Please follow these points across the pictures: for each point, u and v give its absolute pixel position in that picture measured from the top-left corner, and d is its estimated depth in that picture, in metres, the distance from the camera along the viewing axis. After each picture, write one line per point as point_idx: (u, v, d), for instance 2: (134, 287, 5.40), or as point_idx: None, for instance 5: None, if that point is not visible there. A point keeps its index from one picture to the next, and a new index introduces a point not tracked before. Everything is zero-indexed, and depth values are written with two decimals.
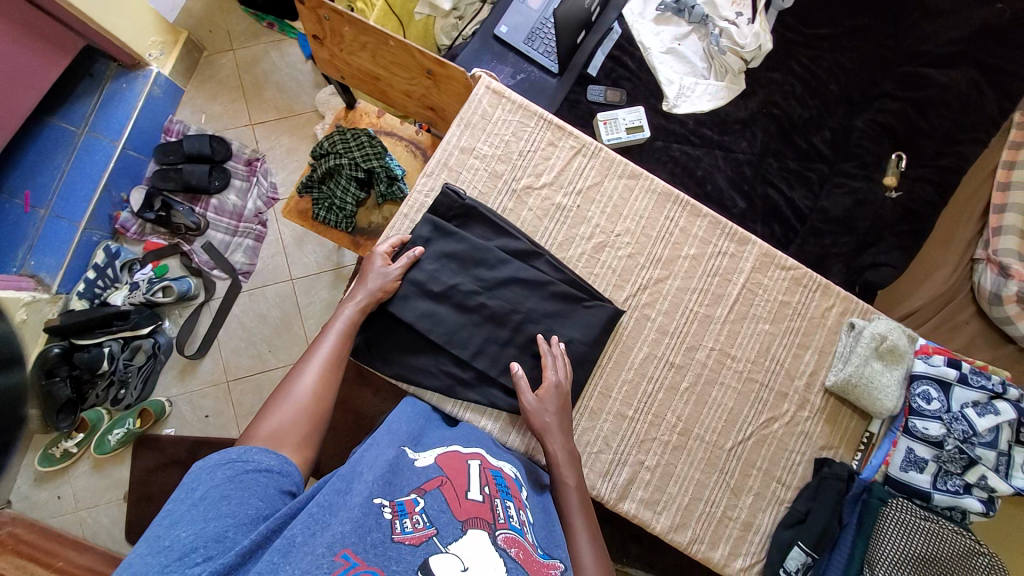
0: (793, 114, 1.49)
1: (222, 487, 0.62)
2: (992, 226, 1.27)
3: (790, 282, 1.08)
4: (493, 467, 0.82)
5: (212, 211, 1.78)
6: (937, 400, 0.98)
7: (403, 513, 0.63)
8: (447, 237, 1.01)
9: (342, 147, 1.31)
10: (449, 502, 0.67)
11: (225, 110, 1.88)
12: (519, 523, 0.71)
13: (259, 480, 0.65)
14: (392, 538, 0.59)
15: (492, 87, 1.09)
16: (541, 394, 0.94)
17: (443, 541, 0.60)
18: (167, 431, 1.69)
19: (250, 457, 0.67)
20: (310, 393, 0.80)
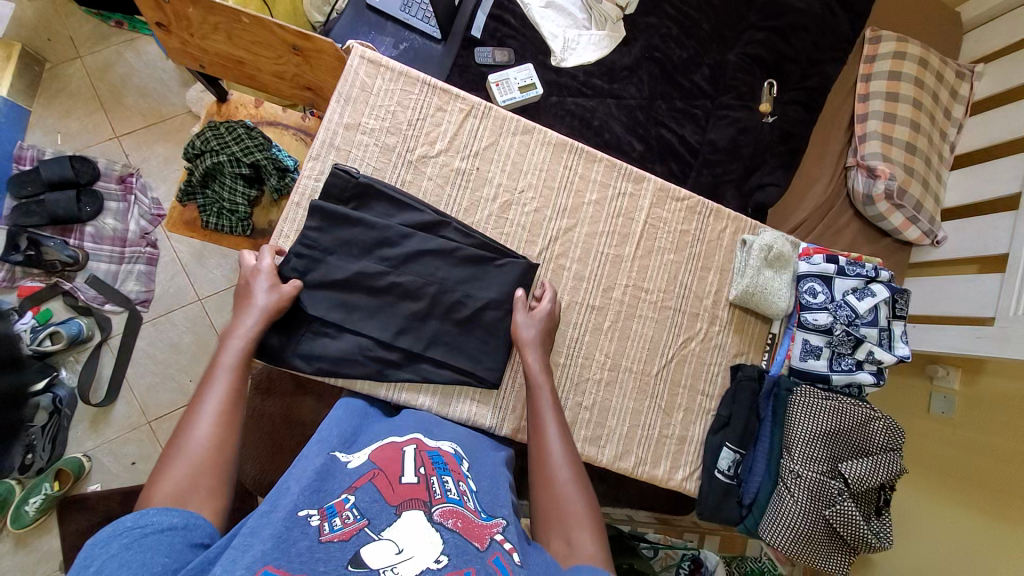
0: (673, 56, 1.53)
1: (118, 556, 0.55)
2: (859, 134, 1.44)
3: (686, 211, 1.16)
4: (431, 447, 0.82)
5: (88, 240, 1.59)
6: (821, 293, 1.11)
7: (332, 513, 0.62)
8: (346, 221, 0.97)
9: (216, 143, 1.19)
10: (382, 491, 0.66)
11: (82, 126, 1.66)
12: (459, 494, 0.71)
13: (162, 540, 0.58)
14: (321, 539, 0.57)
15: (367, 57, 1.04)
16: (535, 321, 1.00)
17: (376, 529, 0.60)
18: (92, 488, 1.54)
19: (149, 520, 0.60)
20: (207, 442, 0.73)
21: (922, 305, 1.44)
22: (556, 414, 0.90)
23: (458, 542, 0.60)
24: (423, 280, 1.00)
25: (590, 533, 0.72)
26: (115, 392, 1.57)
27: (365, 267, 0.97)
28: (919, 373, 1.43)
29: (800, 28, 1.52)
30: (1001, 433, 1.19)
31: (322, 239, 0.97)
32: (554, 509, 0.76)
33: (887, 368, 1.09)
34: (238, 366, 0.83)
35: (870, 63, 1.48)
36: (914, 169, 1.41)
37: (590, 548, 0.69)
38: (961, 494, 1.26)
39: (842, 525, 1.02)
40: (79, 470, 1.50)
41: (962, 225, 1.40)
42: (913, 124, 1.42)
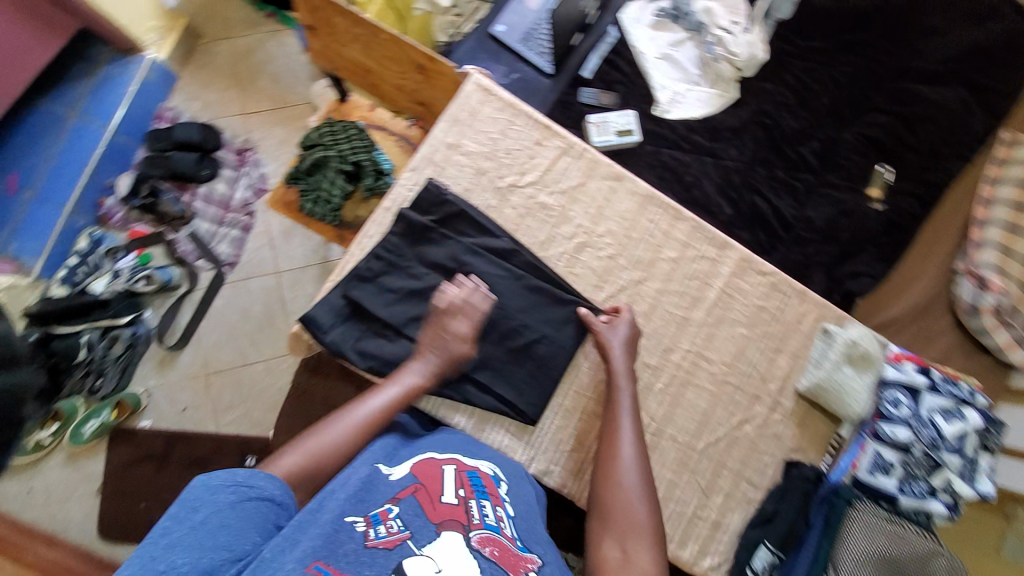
0: (782, 124, 1.46)
1: (223, 516, 0.65)
2: (975, 239, 1.31)
3: (768, 288, 1.10)
4: (470, 467, 0.81)
5: (199, 200, 1.78)
6: (905, 405, 1.01)
7: (376, 521, 0.69)
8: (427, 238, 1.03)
9: (330, 138, 1.31)
10: (423, 507, 0.71)
11: (217, 98, 1.87)
12: (496, 519, 0.74)
13: (260, 508, 0.68)
14: (366, 544, 0.66)
15: (481, 85, 1.09)
16: (625, 335, 1.00)
17: (417, 544, 0.67)
18: (143, 424, 1.68)
19: (255, 481, 0.70)
20: (338, 445, 0.82)
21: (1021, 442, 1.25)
22: (635, 424, 0.92)
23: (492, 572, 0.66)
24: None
25: (650, 552, 0.78)
26: (185, 340, 1.72)
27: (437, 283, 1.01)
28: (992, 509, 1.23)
29: (928, 119, 1.44)
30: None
31: (401, 247, 1.02)
32: (619, 514, 0.82)
33: (965, 503, 0.99)
34: (402, 399, 0.90)
35: (1002, 166, 1.34)
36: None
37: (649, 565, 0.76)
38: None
39: None
40: (137, 405, 1.65)
41: None
42: None
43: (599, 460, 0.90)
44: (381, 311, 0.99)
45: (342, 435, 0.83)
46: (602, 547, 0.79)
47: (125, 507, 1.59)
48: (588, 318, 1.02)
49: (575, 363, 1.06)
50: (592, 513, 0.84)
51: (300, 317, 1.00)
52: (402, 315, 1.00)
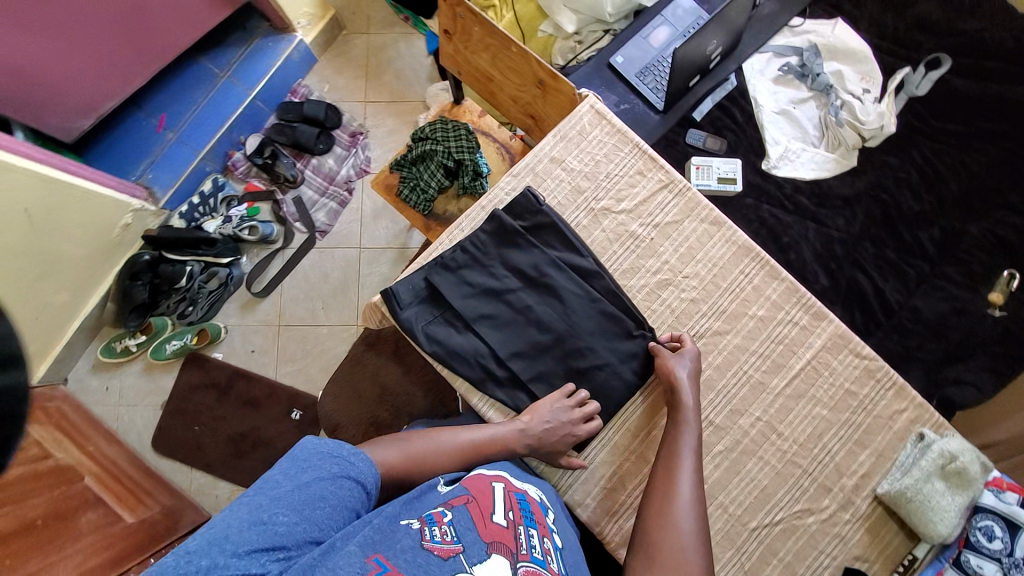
0: (902, 204, 1.36)
1: (324, 486, 0.69)
2: None
3: (862, 372, 1.00)
4: (518, 491, 0.84)
5: (309, 169, 1.94)
6: (1000, 540, 0.88)
7: (432, 523, 0.70)
8: (513, 242, 1.04)
9: (441, 135, 1.38)
10: (475, 521, 0.71)
11: (345, 84, 2.04)
12: (542, 553, 0.73)
13: (352, 489, 0.71)
14: (422, 545, 0.66)
15: (596, 108, 1.09)
16: (691, 375, 0.96)
17: (468, 561, 0.65)
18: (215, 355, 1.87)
19: (356, 460, 0.74)
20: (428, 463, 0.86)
21: None
22: (696, 469, 0.88)
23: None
24: (556, 317, 1.01)
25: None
26: (270, 289, 1.88)
27: (514, 287, 1.02)
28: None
29: None
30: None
31: (487, 245, 1.04)
32: (666, 557, 0.78)
33: None
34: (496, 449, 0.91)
35: None
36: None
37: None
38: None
39: None
40: (215, 336, 1.83)
41: None
42: None
43: (651, 494, 0.86)
44: (456, 301, 1.02)
45: (437, 453, 0.88)
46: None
47: (180, 427, 1.80)
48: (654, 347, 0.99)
49: (635, 398, 1.02)
50: (636, 548, 0.81)
51: (382, 288, 1.05)
52: (475, 309, 1.02)
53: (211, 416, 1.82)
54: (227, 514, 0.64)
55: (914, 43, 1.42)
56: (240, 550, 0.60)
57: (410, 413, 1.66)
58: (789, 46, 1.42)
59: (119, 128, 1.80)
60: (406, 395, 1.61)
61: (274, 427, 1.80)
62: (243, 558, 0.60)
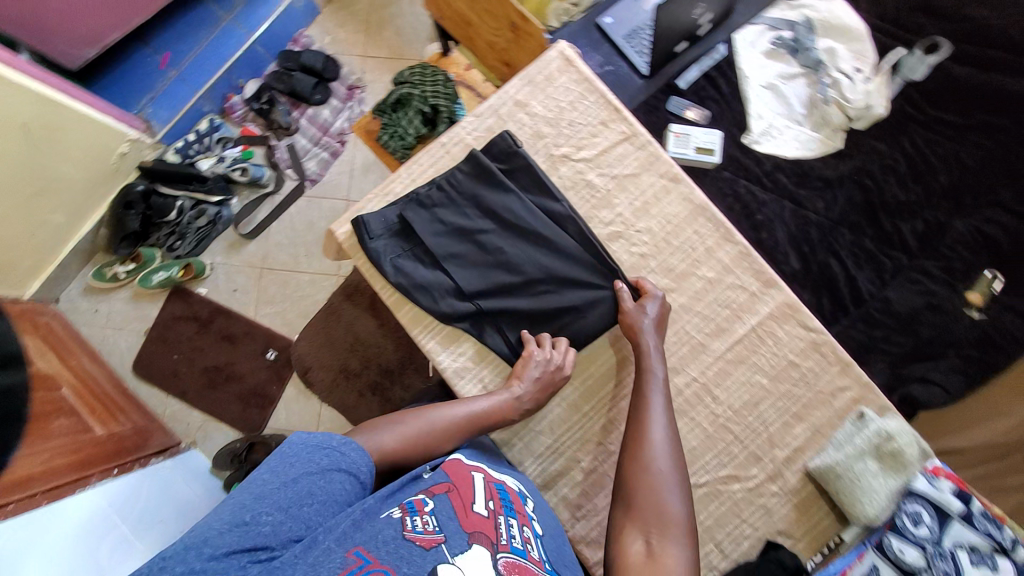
0: (886, 192, 1.32)
1: (311, 481, 0.69)
2: None
3: (806, 345, 0.97)
4: (498, 479, 0.84)
5: (304, 119, 1.95)
6: (926, 526, 0.84)
7: (413, 511, 0.71)
8: (491, 182, 1.02)
9: (418, 79, 1.37)
10: (456, 510, 0.73)
11: (347, 37, 2.04)
12: (522, 543, 0.74)
13: (342, 480, 0.72)
14: (404, 534, 0.67)
15: (565, 54, 1.08)
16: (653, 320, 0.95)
17: (450, 552, 0.67)
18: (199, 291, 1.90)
19: (347, 450, 0.74)
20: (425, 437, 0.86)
21: None
22: (666, 413, 0.87)
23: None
24: (525, 259, 1.00)
25: (675, 547, 0.74)
26: (257, 232, 1.90)
27: (485, 228, 1.01)
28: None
29: None
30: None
31: (464, 184, 1.02)
32: (645, 504, 0.78)
33: None
34: (490, 412, 0.92)
35: None
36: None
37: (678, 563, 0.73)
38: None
39: None
40: (200, 272, 1.84)
41: None
42: None
43: (626, 445, 0.85)
44: (428, 239, 1.01)
45: (433, 429, 0.87)
46: (624, 540, 0.77)
47: (159, 354, 1.84)
48: (624, 295, 0.97)
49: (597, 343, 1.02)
50: (617, 499, 0.81)
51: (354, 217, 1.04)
52: (444, 247, 1.01)
53: (190, 347, 1.85)
54: (214, 515, 0.65)
55: (915, 27, 1.37)
56: (218, 554, 0.61)
57: (380, 364, 1.73)
58: (784, 19, 1.38)
59: (125, 63, 1.84)
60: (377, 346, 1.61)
61: (247, 364, 1.82)
62: (221, 561, 0.60)
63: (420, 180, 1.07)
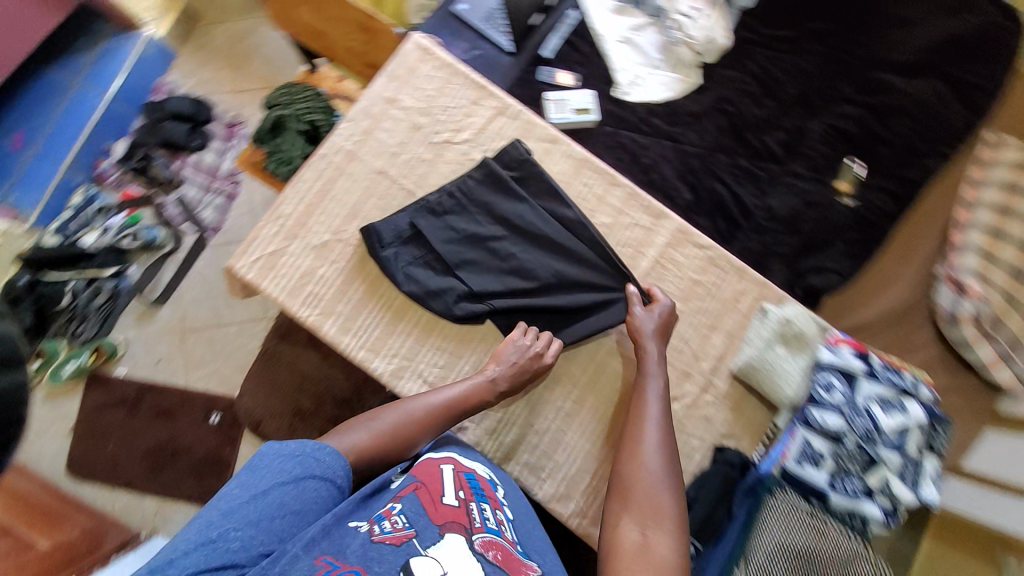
0: (746, 113, 1.46)
1: (282, 492, 0.67)
2: (958, 242, 1.30)
3: (704, 262, 1.06)
4: (467, 468, 0.82)
5: (189, 169, 1.85)
6: (839, 391, 0.89)
7: (380, 518, 0.69)
8: (502, 190, 1.03)
9: (287, 99, 1.33)
10: (425, 505, 0.71)
11: (212, 76, 1.95)
12: (496, 523, 0.75)
13: (316, 488, 0.70)
14: (372, 539, 0.65)
15: (422, 45, 1.10)
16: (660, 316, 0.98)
17: (423, 543, 0.66)
18: (119, 371, 1.75)
19: (321, 455, 0.73)
20: (399, 432, 0.85)
21: (996, 465, 1.16)
22: (663, 419, 0.89)
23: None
24: (537, 264, 1.00)
25: (666, 538, 0.76)
26: (166, 295, 1.78)
27: (499, 235, 1.02)
28: (982, 555, 1.13)
29: (898, 112, 1.43)
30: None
31: (477, 191, 1.02)
32: (641, 497, 0.81)
33: (904, 508, 0.87)
34: (464, 401, 0.91)
35: (977, 187, 1.34)
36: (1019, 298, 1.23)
37: (667, 550, 0.75)
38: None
39: None
40: (113, 353, 1.72)
41: None
42: None
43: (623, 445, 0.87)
44: (440, 246, 1.00)
45: (407, 423, 0.86)
46: (620, 527, 0.79)
47: (92, 449, 1.68)
48: (636, 299, 0.98)
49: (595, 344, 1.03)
50: (611, 493, 0.83)
51: (363, 226, 1.01)
52: (455, 254, 1.00)
53: (124, 433, 1.69)
54: (179, 536, 0.62)
55: None
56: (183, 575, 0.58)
57: (334, 395, 1.61)
58: None
59: None
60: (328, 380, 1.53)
61: (192, 432, 1.69)
62: None
63: (311, 198, 1.02)
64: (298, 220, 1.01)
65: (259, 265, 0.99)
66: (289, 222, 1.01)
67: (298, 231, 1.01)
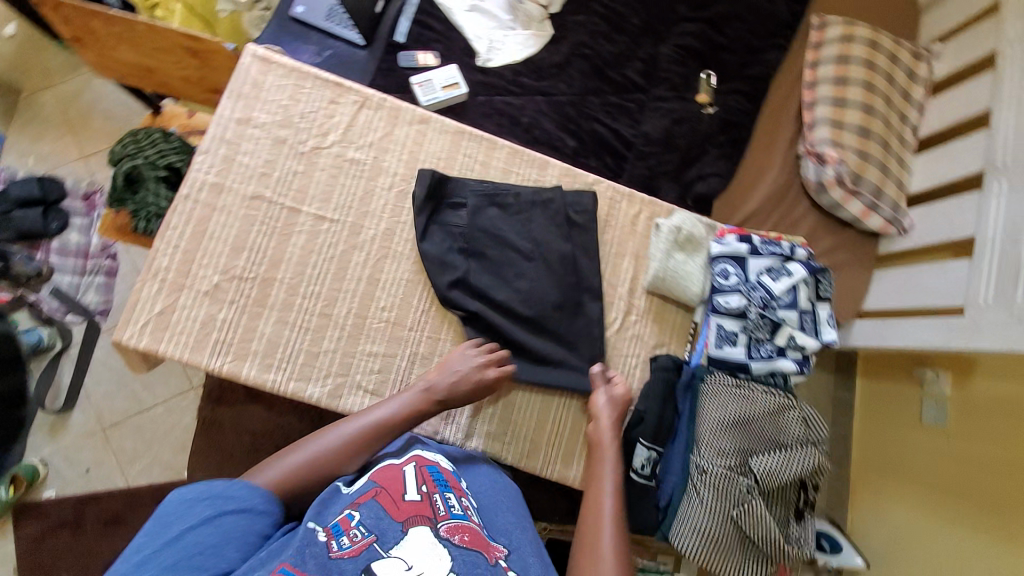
0: (602, 51, 1.54)
1: (194, 532, 0.66)
2: (807, 121, 1.42)
3: (595, 197, 1.12)
4: (430, 461, 0.81)
5: (53, 254, 1.53)
6: (734, 274, 1.02)
7: (338, 532, 0.68)
8: (539, 201, 1.08)
9: (134, 147, 1.22)
10: (386, 508, 0.70)
11: (52, 148, 1.74)
12: (463, 510, 0.75)
13: (233, 522, 0.69)
14: (331, 556, 0.64)
15: (259, 55, 1.05)
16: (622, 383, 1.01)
17: (384, 546, 0.66)
18: (49, 494, 1.54)
19: (233, 492, 0.71)
20: (326, 459, 0.81)
21: (886, 298, 1.37)
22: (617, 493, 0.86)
23: (467, 559, 0.67)
24: (535, 276, 1.04)
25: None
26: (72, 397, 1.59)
27: (518, 238, 1.05)
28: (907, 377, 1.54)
29: (732, 19, 1.57)
30: (1004, 444, 1.26)
31: (523, 193, 1.07)
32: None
33: (813, 354, 1.00)
34: (398, 420, 0.87)
35: (814, 68, 1.46)
36: (868, 155, 1.38)
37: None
38: (963, 519, 1.31)
39: (750, 526, 0.91)
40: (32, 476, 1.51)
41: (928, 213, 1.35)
42: (867, 107, 1.40)
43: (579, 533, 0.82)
44: (466, 220, 1.04)
45: (335, 447, 0.82)
46: None
47: None
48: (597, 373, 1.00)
49: (563, 401, 1.03)
50: None
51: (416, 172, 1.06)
52: (466, 240, 1.04)
53: (80, 553, 1.50)
54: None
55: None
56: None
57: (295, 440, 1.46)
58: None
59: None
60: (280, 428, 1.40)
61: None
62: None
63: (186, 243, 0.96)
64: (179, 269, 0.95)
65: (150, 329, 0.93)
66: (171, 274, 0.95)
67: (183, 280, 0.95)
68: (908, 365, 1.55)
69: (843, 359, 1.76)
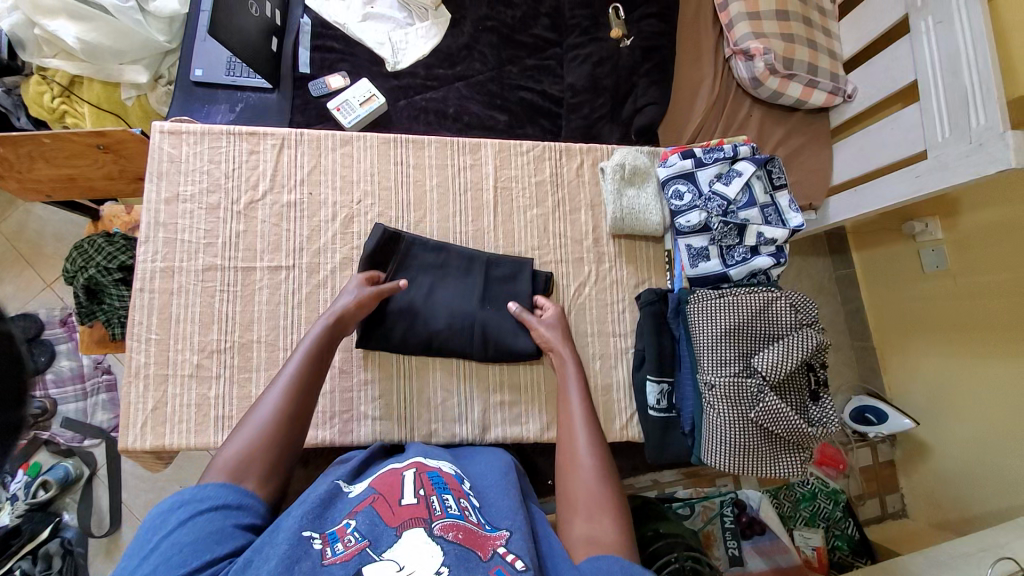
0: (507, 19, 1.54)
1: (175, 536, 0.59)
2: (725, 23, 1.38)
3: (535, 160, 1.12)
4: (431, 467, 0.76)
5: (51, 387, 1.54)
6: (688, 192, 1.03)
7: (334, 538, 0.61)
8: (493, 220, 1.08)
9: (82, 259, 1.20)
10: (382, 514, 0.64)
11: (15, 287, 1.64)
12: (460, 508, 0.67)
13: (207, 518, 0.61)
14: (323, 563, 0.58)
15: (167, 129, 1.05)
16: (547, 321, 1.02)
17: (378, 550, 0.59)
18: None
19: (204, 493, 0.64)
20: (275, 417, 0.75)
21: (849, 167, 1.36)
22: (587, 421, 0.86)
23: (459, 554, 0.59)
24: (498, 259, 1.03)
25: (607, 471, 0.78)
26: (115, 521, 1.51)
27: None
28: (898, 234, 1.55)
29: None
30: (1004, 265, 1.26)
31: None
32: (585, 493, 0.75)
33: (785, 243, 1.01)
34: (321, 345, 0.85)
35: None
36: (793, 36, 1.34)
37: (610, 536, 0.69)
38: (990, 347, 1.32)
39: (774, 423, 0.91)
40: None
41: (866, 71, 1.32)
42: None
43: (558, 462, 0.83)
44: None
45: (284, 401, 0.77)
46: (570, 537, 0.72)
47: None
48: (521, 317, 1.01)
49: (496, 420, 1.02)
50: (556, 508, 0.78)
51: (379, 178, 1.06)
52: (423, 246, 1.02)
53: None
54: None
55: None
56: None
57: None
58: None
59: None
60: None
61: None
62: None
63: (157, 332, 0.97)
64: (158, 360, 0.96)
65: (150, 427, 0.94)
66: (152, 368, 0.96)
67: (165, 370, 0.96)
68: (897, 223, 1.54)
69: (835, 240, 1.78)
